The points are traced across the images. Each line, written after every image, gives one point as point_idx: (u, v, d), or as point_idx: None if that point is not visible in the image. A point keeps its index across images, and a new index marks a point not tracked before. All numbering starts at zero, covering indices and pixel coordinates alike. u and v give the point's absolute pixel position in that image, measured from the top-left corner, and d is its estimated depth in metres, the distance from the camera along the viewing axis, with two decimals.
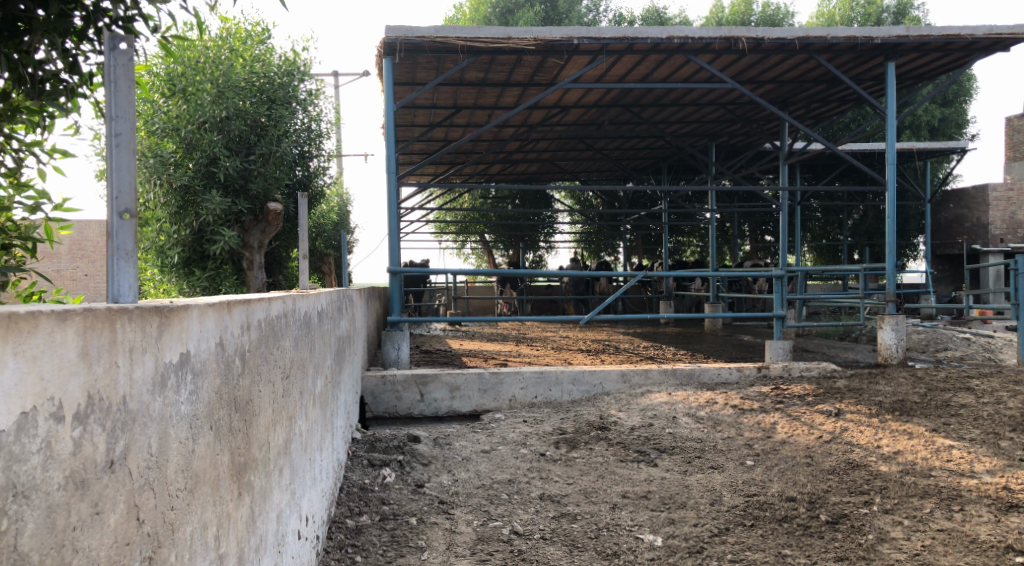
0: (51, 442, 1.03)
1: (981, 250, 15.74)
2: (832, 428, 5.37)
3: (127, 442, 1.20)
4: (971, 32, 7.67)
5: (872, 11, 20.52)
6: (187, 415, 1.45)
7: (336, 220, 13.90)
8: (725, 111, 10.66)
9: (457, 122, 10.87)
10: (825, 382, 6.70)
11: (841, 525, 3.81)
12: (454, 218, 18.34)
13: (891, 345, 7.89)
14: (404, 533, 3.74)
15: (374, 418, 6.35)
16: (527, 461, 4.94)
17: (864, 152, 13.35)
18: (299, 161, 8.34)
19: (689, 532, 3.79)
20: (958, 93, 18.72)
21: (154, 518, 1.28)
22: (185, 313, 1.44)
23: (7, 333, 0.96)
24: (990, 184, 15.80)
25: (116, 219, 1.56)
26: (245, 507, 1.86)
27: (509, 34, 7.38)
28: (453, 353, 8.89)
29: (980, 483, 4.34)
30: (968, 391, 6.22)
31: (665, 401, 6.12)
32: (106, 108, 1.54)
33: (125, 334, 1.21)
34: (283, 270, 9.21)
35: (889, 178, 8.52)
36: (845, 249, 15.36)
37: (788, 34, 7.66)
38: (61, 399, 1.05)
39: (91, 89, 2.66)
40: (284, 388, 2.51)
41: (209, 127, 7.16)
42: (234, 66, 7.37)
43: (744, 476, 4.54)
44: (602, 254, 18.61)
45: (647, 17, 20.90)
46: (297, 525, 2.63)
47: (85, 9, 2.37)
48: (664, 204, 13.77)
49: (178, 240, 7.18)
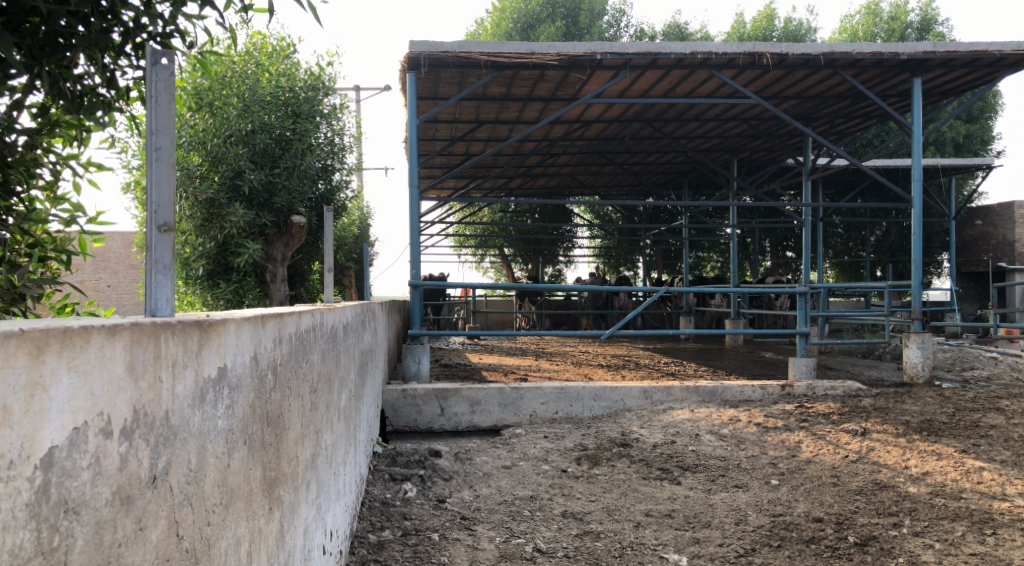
0: (99, 458, 1.02)
1: (1007, 268, 15.56)
2: (858, 447, 5.29)
3: (169, 458, 1.20)
4: (999, 48, 7.60)
5: (895, 27, 20.55)
6: (224, 429, 1.45)
7: (358, 234, 13.97)
8: (747, 127, 10.63)
9: (479, 137, 10.93)
10: (850, 401, 6.61)
11: (870, 547, 3.74)
12: (473, 232, 18.39)
13: (917, 363, 7.80)
14: (427, 549, 3.71)
15: (395, 432, 6.34)
16: (549, 478, 4.90)
17: (887, 168, 13.22)
18: (322, 175, 8.36)
19: (715, 552, 3.73)
20: (984, 109, 18.56)
21: (192, 534, 1.27)
22: (223, 326, 1.44)
23: (61, 348, 0.95)
24: (1016, 202, 15.64)
25: (154, 233, 1.56)
26: (276, 522, 1.85)
27: (532, 49, 7.41)
28: (473, 366, 8.86)
29: (1013, 506, 4.26)
30: (997, 411, 6.12)
31: (687, 418, 6.07)
32: (147, 123, 1.55)
33: (168, 349, 1.20)
34: (305, 282, 9.26)
35: (915, 194, 8.38)
36: (868, 265, 15.23)
37: (812, 50, 7.61)
38: (110, 415, 1.04)
39: (128, 103, 2.69)
40: (311, 402, 2.49)
41: (234, 140, 7.24)
42: (260, 80, 7.45)
43: (769, 496, 4.48)
44: (622, 268, 18.59)
45: (668, 32, 20.94)
46: (322, 540, 2.62)
47: (125, 24, 2.39)
48: (684, 219, 13.72)
49: (203, 252, 7.23)
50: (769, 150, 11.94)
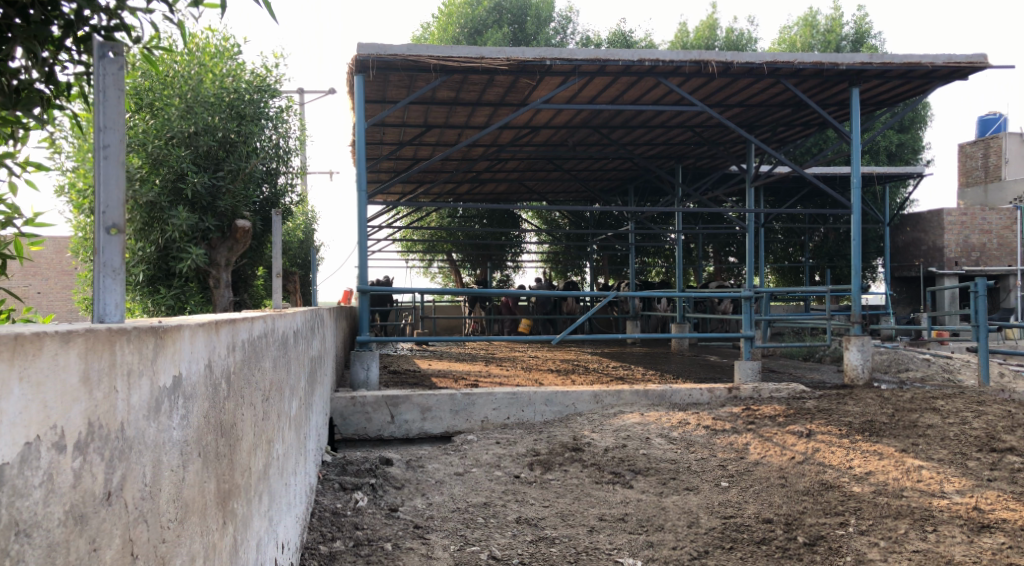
0: (52, 474, 0.96)
1: (937, 273, 16.20)
2: (804, 448, 5.39)
3: (124, 473, 1.13)
4: (931, 61, 7.87)
5: (831, 39, 21.18)
6: (179, 441, 1.38)
7: (301, 238, 13.76)
8: (692, 134, 10.79)
9: (427, 141, 10.90)
10: (795, 403, 6.75)
11: (819, 547, 3.80)
12: (421, 237, 18.33)
13: (857, 366, 7.99)
14: (380, 558, 3.65)
15: (344, 440, 6.21)
16: (502, 484, 4.87)
17: (827, 175, 13.58)
18: (266, 178, 8.18)
19: (669, 555, 3.75)
20: (915, 120, 19.26)
21: (147, 552, 1.20)
22: (178, 333, 1.38)
23: (12, 356, 0.90)
24: (945, 209, 16.26)
25: (102, 235, 1.49)
26: (229, 536, 1.77)
27: (481, 53, 7.37)
28: (423, 373, 8.75)
29: (952, 503, 4.38)
30: (934, 411, 6.29)
31: (637, 422, 6.10)
32: (93, 119, 1.48)
33: (124, 356, 1.14)
34: (249, 287, 9.03)
35: (855, 200, 8.54)
36: (807, 271, 15.66)
37: (755, 58, 7.77)
38: (63, 428, 0.98)
39: (69, 100, 2.58)
40: (263, 411, 2.41)
41: (176, 142, 7.06)
42: (203, 81, 7.27)
43: (720, 498, 4.53)
44: (569, 273, 18.72)
45: (614, 40, 21.20)
46: (274, 553, 2.53)
47: (66, 17, 2.29)
48: (631, 225, 13.84)
49: (143, 256, 6.98)
50: (712, 157, 12.17)
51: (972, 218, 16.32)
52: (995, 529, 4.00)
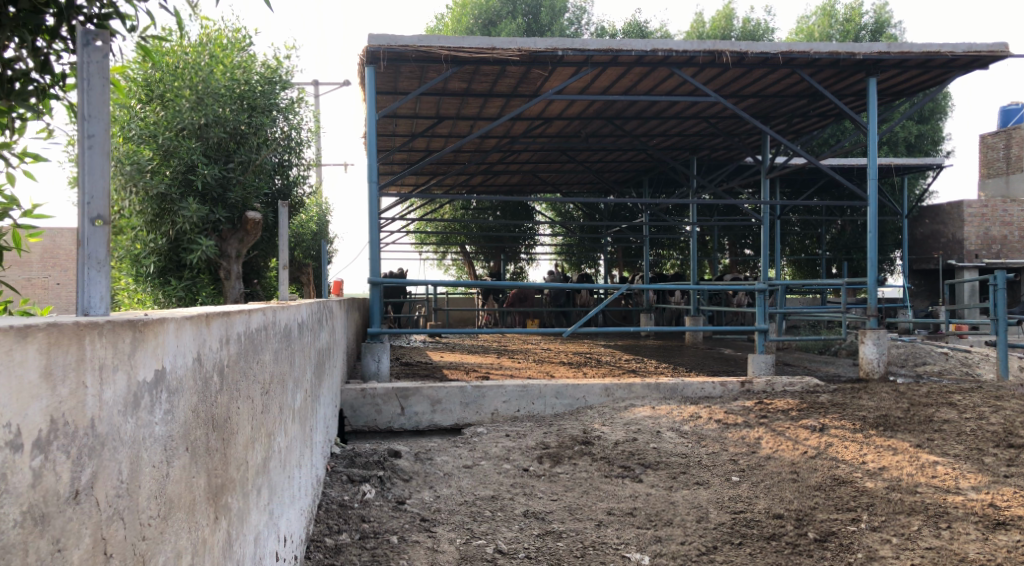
0: (7, 473, 0.94)
1: (957, 266, 15.97)
2: (817, 443, 5.33)
3: (95, 469, 1.11)
4: (950, 49, 7.71)
5: (850, 28, 20.95)
6: (162, 436, 1.36)
7: (315, 230, 13.84)
8: (707, 125, 10.68)
9: (440, 132, 10.86)
10: (809, 397, 6.67)
11: (830, 543, 3.75)
12: (434, 228, 18.45)
13: (873, 359, 7.89)
14: (385, 552, 3.63)
15: (354, 432, 6.20)
16: (510, 477, 4.85)
17: (844, 166, 13.43)
18: (278, 170, 8.19)
19: (677, 550, 3.71)
20: (934, 110, 18.99)
21: (123, 550, 1.18)
22: (161, 326, 1.35)
23: None
24: (965, 201, 16.03)
25: (87, 226, 1.48)
26: (222, 531, 1.76)
27: (493, 44, 7.32)
28: (434, 365, 8.74)
29: (967, 500, 4.30)
30: (950, 406, 6.19)
31: (648, 415, 6.06)
32: (78, 108, 1.47)
33: (94, 351, 1.12)
34: (261, 279, 9.06)
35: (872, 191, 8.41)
36: (823, 262, 15.53)
37: (771, 48, 7.67)
38: (20, 425, 0.96)
39: (64, 91, 2.55)
40: (262, 404, 2.39)
41: (187, 134, 7.07)
42: (214, 72, 7.27)
43: (730, 493, 4.48)
44: (583, 266, 18.71)
45: (629, 31, 21.08)
46: (275, 546, 2.51)
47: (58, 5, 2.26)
48: (645, 215, 13.73)
49: (154, 248, 7.03)
50: (727, 149, 12.06)
51: (992, 210, 16.10)
52: (1010, 526, 3.92)
